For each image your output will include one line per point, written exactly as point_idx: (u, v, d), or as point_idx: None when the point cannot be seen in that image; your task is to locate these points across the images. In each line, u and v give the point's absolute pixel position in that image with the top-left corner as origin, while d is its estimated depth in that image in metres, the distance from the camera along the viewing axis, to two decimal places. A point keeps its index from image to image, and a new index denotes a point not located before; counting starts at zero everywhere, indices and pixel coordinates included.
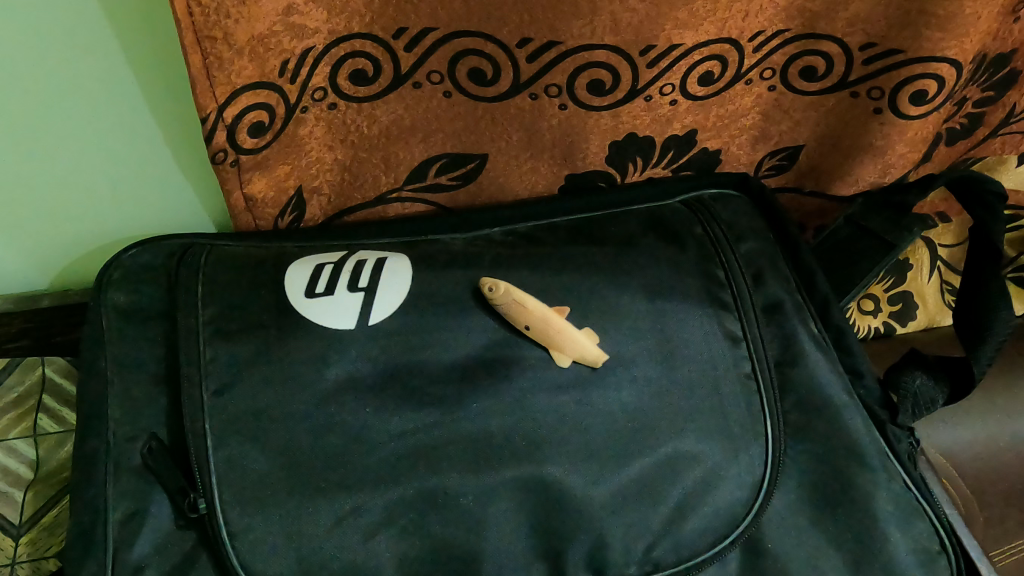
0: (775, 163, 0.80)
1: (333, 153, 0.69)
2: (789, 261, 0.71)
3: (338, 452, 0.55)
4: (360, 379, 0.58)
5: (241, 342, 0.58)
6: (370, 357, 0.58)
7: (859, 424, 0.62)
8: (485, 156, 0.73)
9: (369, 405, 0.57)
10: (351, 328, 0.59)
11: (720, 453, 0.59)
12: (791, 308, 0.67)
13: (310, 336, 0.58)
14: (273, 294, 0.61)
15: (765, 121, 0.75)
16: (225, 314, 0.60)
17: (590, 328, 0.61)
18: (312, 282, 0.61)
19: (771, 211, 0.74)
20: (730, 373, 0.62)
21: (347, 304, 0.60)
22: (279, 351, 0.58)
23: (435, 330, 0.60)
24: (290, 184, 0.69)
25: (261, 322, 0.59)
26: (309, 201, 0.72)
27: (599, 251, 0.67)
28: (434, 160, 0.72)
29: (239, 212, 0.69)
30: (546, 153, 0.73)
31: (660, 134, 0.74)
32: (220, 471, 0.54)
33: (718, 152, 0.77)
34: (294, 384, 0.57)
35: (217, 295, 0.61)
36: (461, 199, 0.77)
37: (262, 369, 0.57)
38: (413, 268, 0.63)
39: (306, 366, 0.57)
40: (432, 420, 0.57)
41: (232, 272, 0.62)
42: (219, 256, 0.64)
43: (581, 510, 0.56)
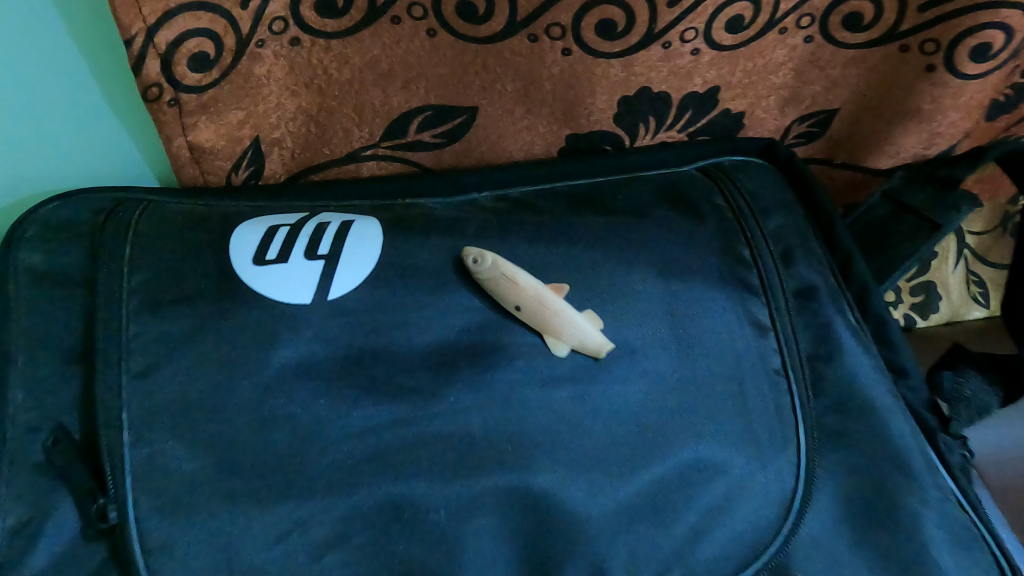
0: (804, 131, 0.70)
1: (296, 99, 0.59)
2: (823, 241, 0.62)
3: (285, 452, 0.45)
4: (314, 366, 0.48)
5: (174, 314, 0.48)
6: (327, 339, 0.48)
7: (906, 431, 0.53)
8: (475, 109, 0.63)
9: (323, 396, 0.47)
10: (306, 301, 0.49)
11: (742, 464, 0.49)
12: (825, 294, 0.57)
13: (256, 312, 0.48)
14: (215, 260, 0.51)
15: (797, 80, 0.65)
16: (158, 282, 0.50)
17: (593, 311, 0.51)
18: (263, 247, 0.51)
19: (801, 185, 0.65)
20: (756, 369, 0.52)
21: (304, 274, 0.50)
22: (217, 328, 0.48)
23: (405, 310, 0.50)
24: (245, 133, 0.59)
25: (198, 292, 0.49)
26: (269, 155, 0.62)
27: (605, 222, 0.57)
28: (415, 113, 0.62)
29: (182, 163, 0.59)
30: (545, 107, 0.63)
31: (678, 89, 0.64)
32: (138, 471, 0.44)
33: (742, 115, 0.68)
34: (234, 369, 0.47)
35: (150, 260, 0.51)
36: (447, 159, 0.67)
37: (195, 349, 0.47)
38: (385, 235, 0.53)
39: (249, 347, 0.47)
40: (400, 418, 0.47)
41: (170, 234, 0.52)
42: (155, 216, 0.54)
43: (575, 528, 0.46)
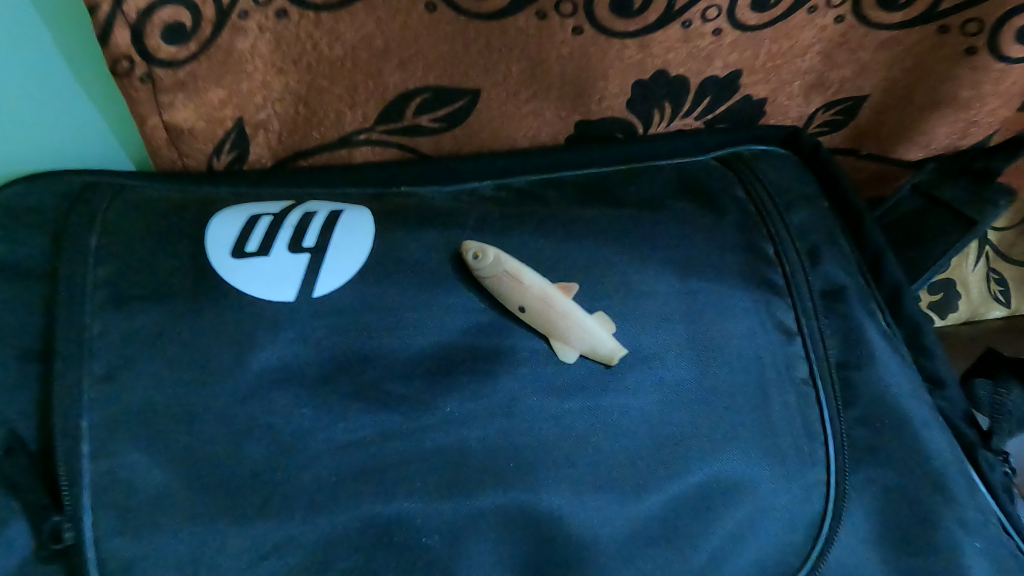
0: (829, 119, 0.65)
1: (283, 77, 0.54)
2: (850, 237, 0.57)
3: (263, 466, 0.41)
4: (297, 370, 0.43)
5: (143, 310, 0.44)
6: (312, 341, 0.44)
7: (943, 446, 0.49)
8: (477, 91, 0.58)
9: (307, 404, 0.43)
10: (289, 299, 0.45)
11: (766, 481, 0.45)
12: (855, 295, 0.53)
13: (233, 310, 0.44)
14: (189, 252, 0.46)
15: (825, 64, 0.60)
16: (126, 275, 0.45)
17: (604, 313, 0.47)
18: (243, 238, 0.47)
19: (827, 176, 0.61)
20: (781, 377, 0.48)
21: (288, 269, 0.46)
22: (190, 327, 0.43)
23: (399, 310, 0.46)
24: (227, 113, 0.54)
25: (169, 287, 0.45)
26: (253, 138, 0.57)
27: (616, 215, 0.52)
28: (412, 95, 0.57)
29: (158, 145, 0.55)
30: (553, 91, 0.59)
31: (696, 73, 0.59)
32: (99, 484, 0.40)
33: (764, 101, 0.63)
34: (208, 373, 0.42)
35: (118, 250, 0.46)
36: (445, 145, 0.62)
37: (164, 350, 0.43)
38: (376, 225, 0.49)
39: (225, 349, 0.43)
40: (391, 429, 0.43)
41: (142, 222, 0.48)
42: (127, 201, 0.49)
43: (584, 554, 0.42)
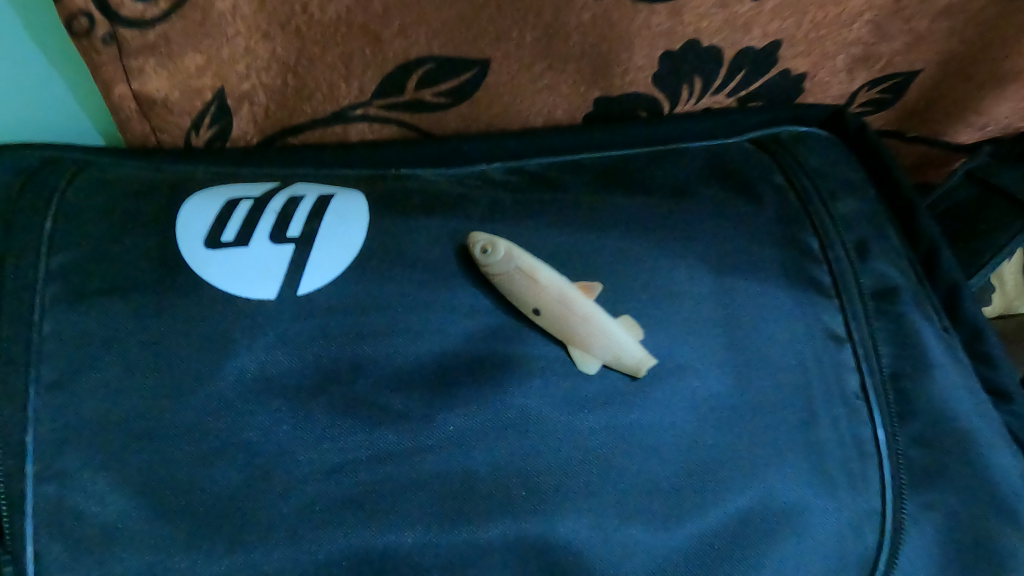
0: (874, 97, 0.59)
1: (269, 43, 0.48)
2: (901, 230, 0.51)
3: (235, 490, 0.35)
4: (277, 379, 0.38)
5: (102, 306, 0.38)
6: (294, 344, 0.38)
7: (1011, 469, 0.43)
8: (486, 63, 0.52)
9: (288, 419, 0.37)
10: (270, 298, 0.39)
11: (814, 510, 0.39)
12: (909, 296, 0.47)
13: (205, 309, 0.38)
14: (157, 240, 0.41)
15: (874, 35, 0.54)
16: (83, 265, 0.39)
17: (630, 316, 0.41)
18: (219, 225, 0.41)
19: (874, 161, 0.55)
20: (828, 390, 0.42)
21: (269, 261, 0.40)
22: (156, 328, 0.38)
23: (396, 310, 0.40)
24: (206, 83, 0.48)
25: (133, 280, 0.39)
26: (237, 112, 0.51)
27: (643, 203, 0.47)
28: (415, 66, 0.51)
29: (127, 117, 0.49)
30: (571, 63, 0.53)
31: (731, 44, 0.53)
32: (47, 509, 0.35)
33: (803, 77, 0.57)
34: (176, 383, 0.37)
35: (75, 237, 0.40)
36: (451, 121, 0.56)
37: (124, 355, 0.37)
38: (372, 212, 0.43)
39: (196, 354, 0.37)
40: (384, 450, 0.37)
41: (106, 204, 0.42)
42: (89, 180, 0.43)
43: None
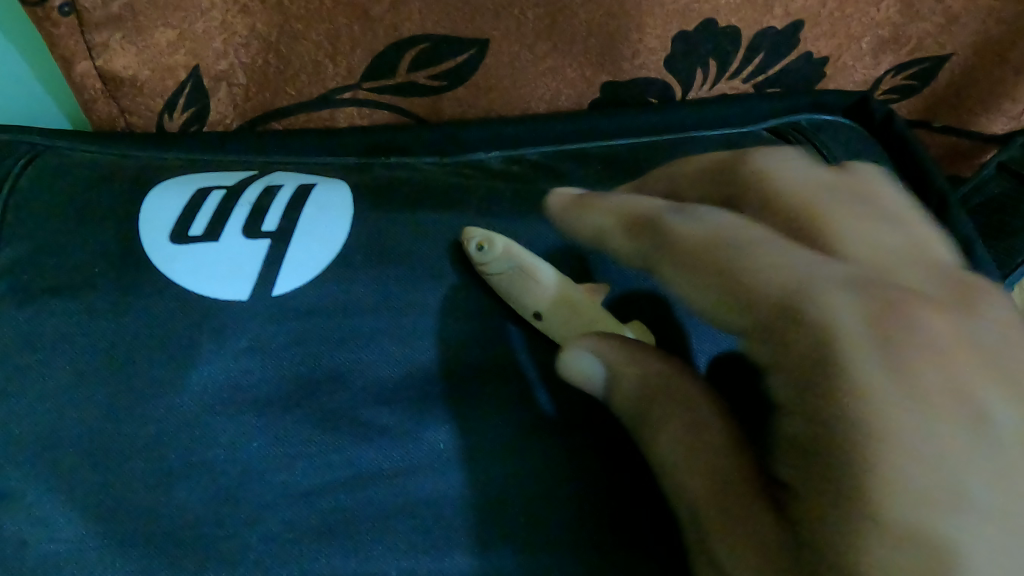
0: (901, 83, 0.55)
1: (249, 17, 0.44)
2: None
3: (198, 512, 0.32)
4: (249, 389, 0.34)
5: (54, 308, 0.35)
6: (269, 352, 0.35)
7: None
8: (486, 42, 0.48)
9: (260, 435, 0.33)
10: (241, 299, 0.36)
11: (625, 245, 0.31)
12: None
13: (172, 308, 0.35)
14: (117, 233, 0.37)
15: (904, 14, 0.50)
16: (35, 260, 0.36)
17: (639, 322, 0.38)
18: (188, 215, 0.38)
19: (903, 153, 0.50)
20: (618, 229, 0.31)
21: (241, 258, 0.36)
22: (114, 330, 0.34)
23: (382, 313, 0.36)
24: (178, 61, 0.44)
25: (89, 279, 0.35)
26: (214, 93, 0.47)
27: None
28: (407, 44, 0.47)
29: (92, 97, 0.45)
30: (577, 43, 0.49)
31: (749, 24, 0.49)
32: None
33: (826, 62, 0.53)
34: (135, 391, 0.33)
35: (28, 229, 0.37)
36: (447, 108, 0.52)
37: (78, 360, 0.34)
38: (357, 204, 0.39)
39: (159, 360, 0.34)
40: (367, 469, 0.33)
41: (63, 191, 0.38)
42: (46, 165, 0.39)
43: (595, 409, 0.36)
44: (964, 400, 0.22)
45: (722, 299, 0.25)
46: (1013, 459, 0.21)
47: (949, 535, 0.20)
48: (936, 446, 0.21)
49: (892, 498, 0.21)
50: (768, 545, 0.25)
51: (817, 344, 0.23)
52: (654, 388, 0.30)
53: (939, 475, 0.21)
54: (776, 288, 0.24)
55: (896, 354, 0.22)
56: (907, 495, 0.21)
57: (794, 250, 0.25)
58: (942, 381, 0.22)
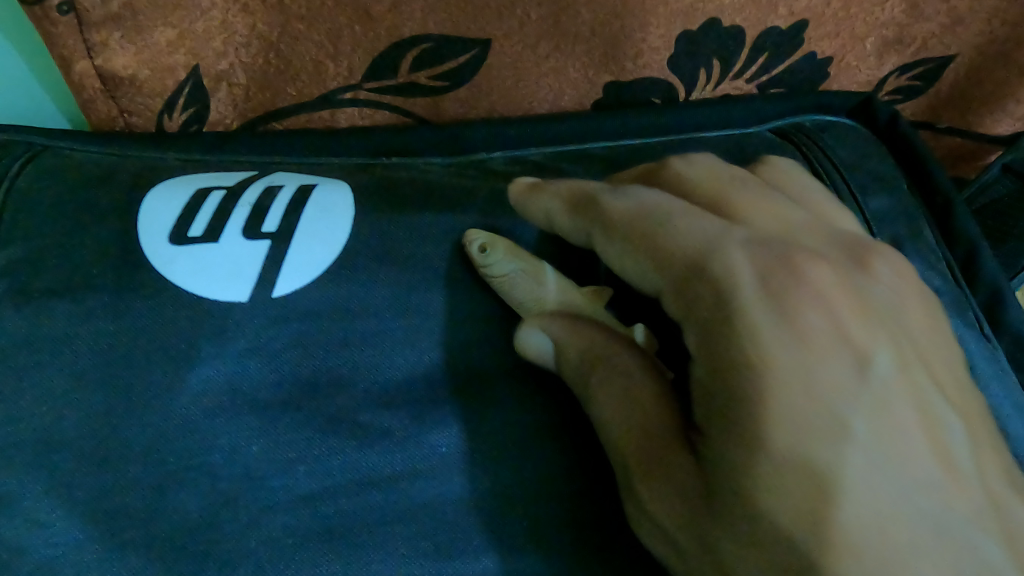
0: (906, 84, 0.55)
1: (249, 17, 0.43)
2: (937, 230, 0.47)
3: (196, 517, 0.31)
4: (249, 391, 0.34)
5: (51, 310, 0.34)
6: (269, 354, 0.35)
7: None
8: (488, 42, 0.47)
9: (259, 438, 0.33)
10: (240, 300, 0.35)
11: (568, 222, 0.35)
12: (949, 302, 0.43)
13: (171, 309, 0.35)
14: (116, 234, 0.37)
15: (909, 15, 0.49)
16: (31, 261, 0.35)
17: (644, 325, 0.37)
18: (186, 217, 0.37)
19: (908, 154, 0.50)
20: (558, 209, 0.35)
21: (241, 259, 0.36)
22: (112, 332, 0.34)
23: (383, 315, 0.36)
24: (178, 60, 0.44)
25: (86, 280, 0.35)
26: (214, 93, 0.47)
27: None
28: (409, 44, 0.47)
29: (91, 97, 0.45)
30: (580, 43, 0.48)
31: (753, 24, 0.49)
32: None
33: (830, 63, 0.52)
34: (134, 393, 0.33)
35: (26, 230, 0.36)
36: (449, 108, 0.52)
37: (75, 362, 0.33)
38: (358, 205, 0.39)
39: (157, 363, 0.34)
40: (367, 474, 0.33)
41: (61, 192, 0.38)
42: (44, 165, 0.39)
43: (585, 424, 0.35)
44: (839, 344, 0.27)
45: (638, 255, 0.31)
46: (878, 394, 0.27)
47: (832, 455, 0.25)
48: (820, 380, 0.26)
49: (785, 424, 0.25)
50: (679, 486, 0.28)
51: (720, 296, 0.28)
52: (594, 359, 0.33)
53: (821, 404, 0.26)
54: (687, 253, 0.29)
55: (788, 309, 0.27)
56: (798, 421, 0.25)
57: (703, 222, 0.30)
58: (821, 327, 0.27)
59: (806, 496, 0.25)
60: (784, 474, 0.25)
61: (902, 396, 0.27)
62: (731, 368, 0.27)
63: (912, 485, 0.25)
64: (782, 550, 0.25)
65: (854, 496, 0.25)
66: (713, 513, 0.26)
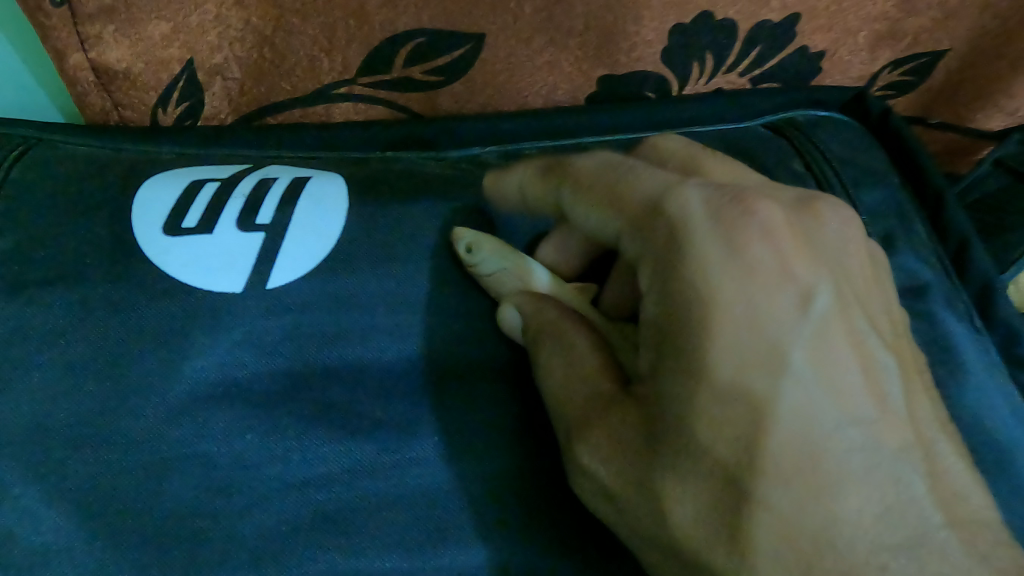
0: (898, 80, 0.55)
1: (243, 11, 0.43)
2: (930, 225, 0.47)
3: (188, 507, 0.31)
4: (242, 381, 0.34)
5: (44, 301, 0.34)
6: (263, 345, 0.35)
7: None
8: (482, 36, 0.47)
9: (252, 428, 0.33)
10: (234, 291, 0.35)
11: (535, 190, 0.39)
12: (940, 294, 0.43)
13: (164, 299, 0.35)
14: (109, 225, 0.37)
15: (900, 9, 0.50)
16: (24, 250, 0.35)
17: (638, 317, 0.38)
18: (180, 209, 0.37)
19: (900, 149, 0.50)
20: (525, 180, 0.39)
21: (235, 250, 0.36)
22: (105, 323, 0.34)
23: (376, 306, 0.36)
24: (172, 53, 0.44)
25: (80, 271, 0.35)
26: (208, 87, 0.47)
27: None
28: (403, 38, 0.47)
29: (85, 90, 0.45)
30: (573, 36, 0.48)
31: (745, 17, 0.49)
32: None
33: (822, 57, 0.53)
34: (127, 383, 0.33)
35: (19, 220, 0.36)
36: (443, 103, 0.52)
37: (69, 352, 0.33)
38: (352, 197, 0.39)
39: (150, 354, 0.34)
40: (360, 464, 0.33)
41: (54, 184, 0.38)
42: (38, 156, 0.39)
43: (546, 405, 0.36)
44: (786, 282, 0.29)
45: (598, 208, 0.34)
46: (820, 328, 0.29)
47: (767, 385, 0.27)
48: (763, 314, 0.28)
49: (728, 353, 0.28)
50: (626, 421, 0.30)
51: (675, 238, 0.30)
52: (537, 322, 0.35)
53: (763, 336, 0.28)
54: (639, 204, 0.32)
55: (737, 246, 0.29)
56: (739, 353, 0.28)
57: (658, 174, 0.33)
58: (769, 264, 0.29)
59: (736, 421, 0.27)
60: (724, 403, 0.27)
61: (840, 334, 0.29)
62: (683, 305, 0.29)
63: (845, 415, 0.28)
64: (721, 473, 0.27)
65: (781, 415, 0.27)
66: (653, 449, 0.29)
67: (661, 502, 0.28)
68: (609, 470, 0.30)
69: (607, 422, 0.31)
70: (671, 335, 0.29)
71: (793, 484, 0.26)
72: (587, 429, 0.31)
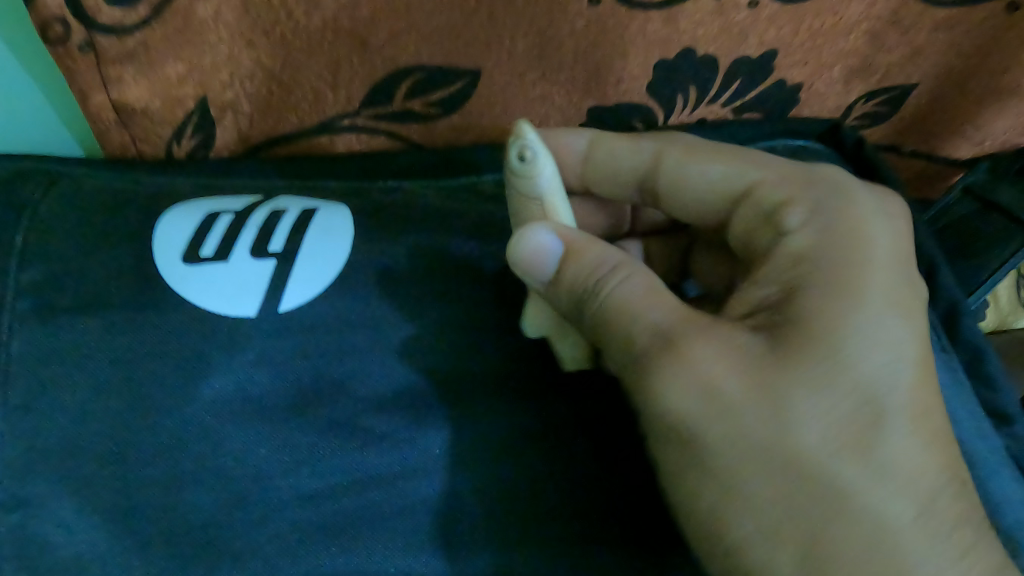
0: (871, 111, 0.58)
1: (254, 51, 0.46)
2: None
3: (211, 516, 0.34)
4: (257, 399, 0.36)
5: (72, 328, 0.37)
6: (276, 365, 0.37)
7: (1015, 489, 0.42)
8: (478, 71, 0.50)
9: (267, 442, 0.36)
10: (249, 316, 0.38)
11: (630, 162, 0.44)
12: None
13: (183, 324, 0.37)
14: (132, 255, 0.39)
15: (871, 46, 0.53)
16: (53, 281, 0.38)
17: None
18: (197, 239, 0.40)
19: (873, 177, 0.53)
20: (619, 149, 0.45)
21: (249, 277, 0.39)
22: (130, 346, 0.37)
23: (381, 328, 0.39)
24: (187, 91, 0.47)
25: (105, 299, 0.38)
26: (221, 121, 0.50)
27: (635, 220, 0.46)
28: (404, 75, 0.50)
29: (106, 126, 0.47)
30: (564, 71, 0.51)
31: (726, 52, 0.52)
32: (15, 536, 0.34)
33: (798, 89, 0.56)
34: (150, 402, 0.36)
35: (47, 253, 0.39)
36: (441, 134, 0.55)
37: (96, 374, 0.36)
38: (358, 226, 0.42)
39: (171, 375, 0.36)
40: (369, 475, 0.36)
41: (79, 217, 0.40)
42: (64, 190, 0.42)
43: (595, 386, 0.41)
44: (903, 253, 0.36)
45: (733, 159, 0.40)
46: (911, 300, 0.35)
47: (905, 326, 0.33)
48: (906, 274, 0.34)
49: (885, 288, 0.33)
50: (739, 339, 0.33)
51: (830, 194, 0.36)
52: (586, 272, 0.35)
53: (903, 286, 0.34)
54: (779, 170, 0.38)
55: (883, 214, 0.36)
56: (895, 293, 0.33)
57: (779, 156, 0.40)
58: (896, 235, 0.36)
59: (880, 376, 0.32)
60: (879, 331, 0.32)
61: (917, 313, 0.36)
62: (843, 239, 0.34)
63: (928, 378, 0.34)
64: (864, 393, 0.31)
65: (913, 383, 0.32)
66: (796, 363, 0.31)
67: (796, 419, 0.31)
68: (738, 380, 0.32)
69: (733, 336, 0.33)
70: (823, 282, 0.33)
71: (916, 415, 0.32)
72: (706, 335, 0.33)
